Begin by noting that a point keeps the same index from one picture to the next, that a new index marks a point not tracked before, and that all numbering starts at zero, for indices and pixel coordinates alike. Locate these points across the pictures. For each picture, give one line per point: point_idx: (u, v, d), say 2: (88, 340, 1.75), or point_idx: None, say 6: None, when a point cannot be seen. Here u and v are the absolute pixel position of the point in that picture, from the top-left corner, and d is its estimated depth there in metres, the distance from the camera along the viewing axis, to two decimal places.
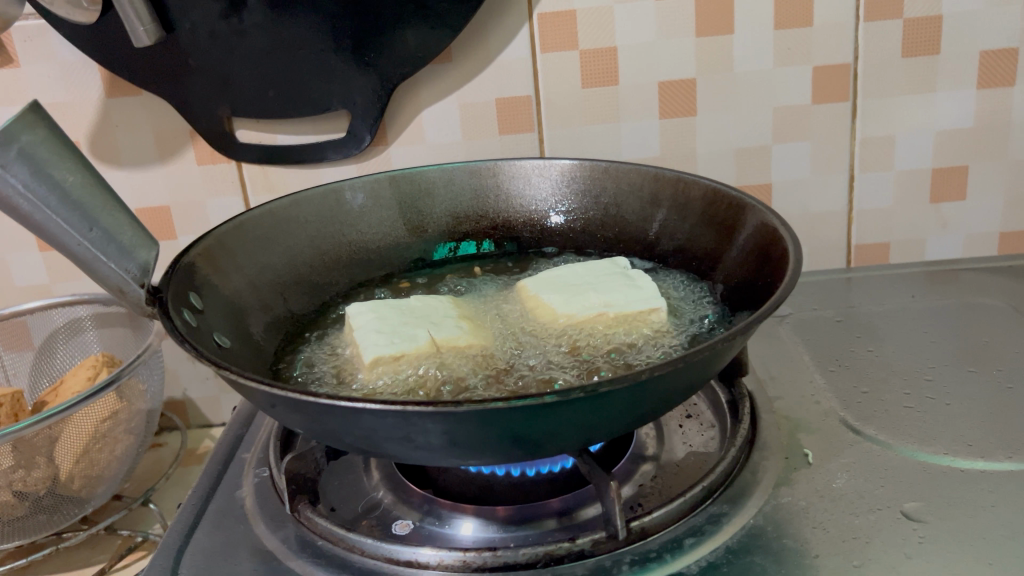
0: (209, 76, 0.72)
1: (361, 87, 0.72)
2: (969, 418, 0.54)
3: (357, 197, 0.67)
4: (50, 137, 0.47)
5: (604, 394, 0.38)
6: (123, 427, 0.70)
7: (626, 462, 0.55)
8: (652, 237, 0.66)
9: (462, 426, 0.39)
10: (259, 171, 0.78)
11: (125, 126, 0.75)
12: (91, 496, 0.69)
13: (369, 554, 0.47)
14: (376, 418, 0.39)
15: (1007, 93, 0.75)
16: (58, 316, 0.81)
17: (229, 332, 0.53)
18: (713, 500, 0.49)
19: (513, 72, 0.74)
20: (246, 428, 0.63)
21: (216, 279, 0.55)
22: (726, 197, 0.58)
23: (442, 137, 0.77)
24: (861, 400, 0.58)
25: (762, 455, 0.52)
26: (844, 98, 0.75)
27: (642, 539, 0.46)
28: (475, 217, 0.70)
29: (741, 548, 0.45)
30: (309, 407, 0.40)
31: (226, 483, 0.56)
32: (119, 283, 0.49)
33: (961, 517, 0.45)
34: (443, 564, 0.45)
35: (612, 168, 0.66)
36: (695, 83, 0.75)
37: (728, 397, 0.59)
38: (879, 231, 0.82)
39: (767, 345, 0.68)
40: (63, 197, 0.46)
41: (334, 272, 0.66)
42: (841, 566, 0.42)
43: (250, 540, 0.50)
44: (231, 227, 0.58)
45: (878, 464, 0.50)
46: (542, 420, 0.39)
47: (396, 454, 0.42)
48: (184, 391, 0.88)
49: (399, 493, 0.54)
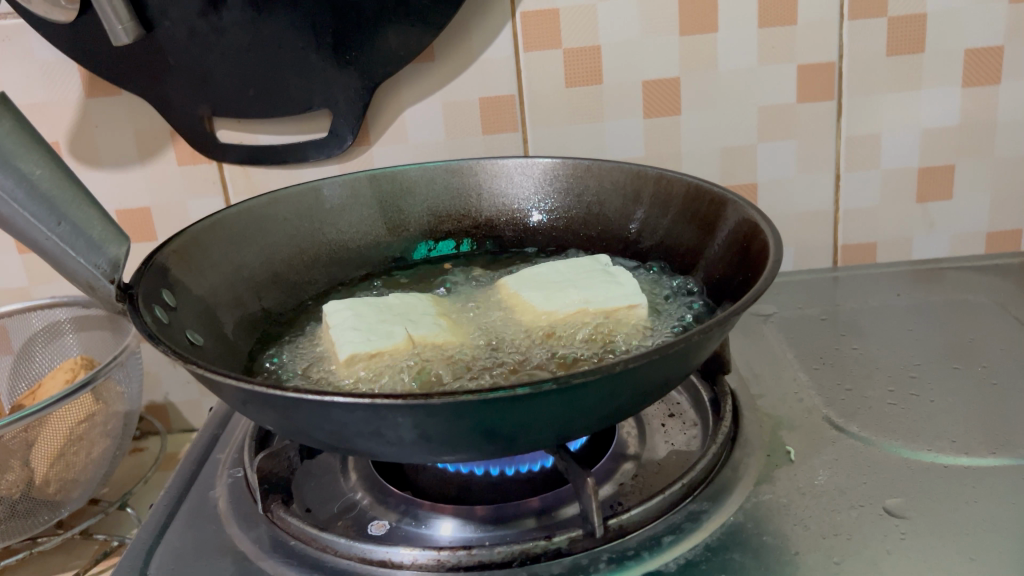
0: (188, 75, 0.71)
1: (342, 86, 0.72)
2: (953, 414, 0.54)
3: (336, 196, 0.66)
4: (18, 130, 0.46)
5: (577, 386, 0.37)
6: (100, 430, 0.69)
7: (607, 461, 0.54)
8: (634, 235, 0.65)
9: (433, 420, 0.38)
10: (240, 172, 0.77)
11: (104, 127, 0.75)
12: (67, 500, 0.68)
13: (342, 554, 0.46)
14: (345, 412, 0.38)
15: (993, 92, 0.75)
16: (36, 319, 0.80)
17: (203, 330, 0.53)
18: (693, 497, 0.48)
19: (496, 71, 0.73)
20: (221, 429, 0.62)
21: (189, 276, 0.54)
22: (708, 192, 0.58)
23: (425, 137, 0.76)
24: (845, 397, 0.57)
25: (744, 453, 0.52)
26: (830, 97, 0.75)
27: (621, 537, 0.45)
28: (456, 216, 0.69)
29: (721, 545, 0.44)
30: (277, 402, 0.39)
31: (200, 484, 0.55)
32: (89, 279, 0.48)
33: (943, 512, 0.44)
34: (417, 563, 0.44)
35: (595, 166, 0.65)
36: (680, 83, 0.74)
37: (711, 395, 0.58)
38: (866, 231, 0.81)
39: (751, 344, 0.67)
40: (31, 191, 0.45)
41: (313, 270, 0.65)
42: (821, 563, 0.41)
43: (221, 541, 0.49)
44: (206, 224, 0.57)
45: (860, 460, 0.49)
46: (517, 413, 0.38)
47: (368, 450, 0.41)
48: (165, 395, 0.87)
49: (376, 493, 0.53)
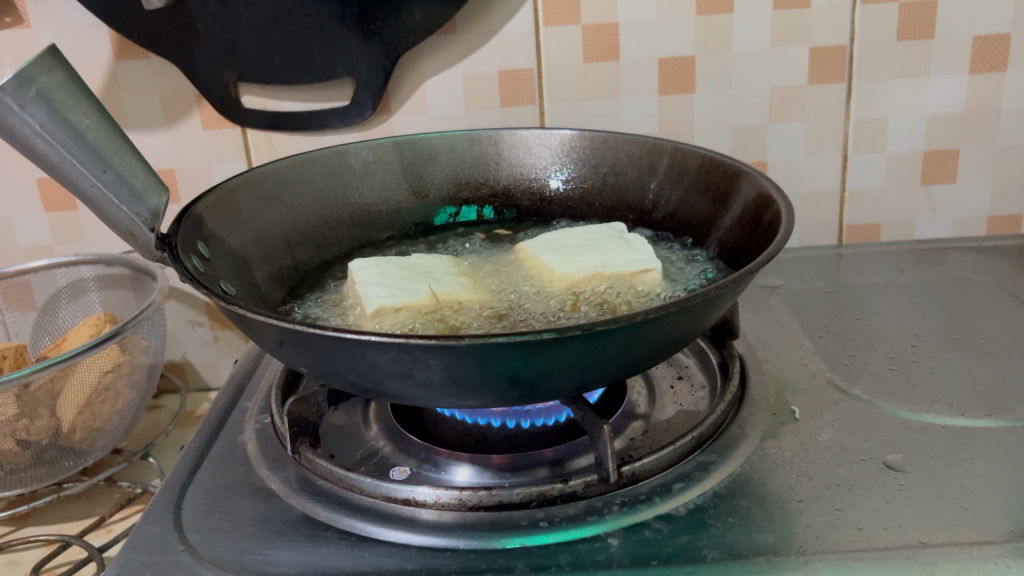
0: (216, 41, 0.73)
1: (365, 56, 0.74)
2: (951, 380, 0.56)
3: (361, 160, 0.68)
4: (67, 81, 0.48)
5: (599, 335, 0.40)
6: (126, 381, 0.71)
7: (618, 418, 0.56)
8: (650, 204, 0.67)
9: (463, 363, 0.40)
10: (264, 137, 0.79)
11: (132, 90, 0.77)
12: (92, 449, 0.70)
13: (368, 493, 0.48)
14: (380, 352, 0.40)
15: (999, 79, 0.77)
16: (61, 277, 0.82)
17: (236, 282, 0.55)
18: (702, 450, 0.50)
19: (516, 45, 0.75)
20: (247, 379, 0.65)
21: (223, 231, 0.56)
22: (721, 165, 0.59)
23: (445, 109, 0.78)
24: (848, 363, 0.59)
25: (751, 412, 0.54)
26: (840, 79, 0.77)
27: (633, 483, 0.47)
28: (475, 184, 0.71)
29: (728, 493, 0.46)
30: (315, 342, 0.41)
31: (229, 428, 0.57)
32: (130, 227, 0.49)
33: (938, 467, 0.47)
34: (440, 502, 0.47)
35: (611, 138, 0.67)
36: (694, 60, 0.76)
37: (719, 358, 0.61)
38: (870, 211, 0.83)
39: (758, 313, 0.69)
40: (79, 139, 0.48)
41: (337, 231, 0.67)
42: (823, 509, 0.44)
43: (252, 480, 0.51)
44: (238, 181, 0.59)
45: (862, 420, 0.52)
46: (543, 359, 0.40)
47: (398, 393, 0.44)
48: (183, 354, 0.89)
49: (397, 442, 0.56)
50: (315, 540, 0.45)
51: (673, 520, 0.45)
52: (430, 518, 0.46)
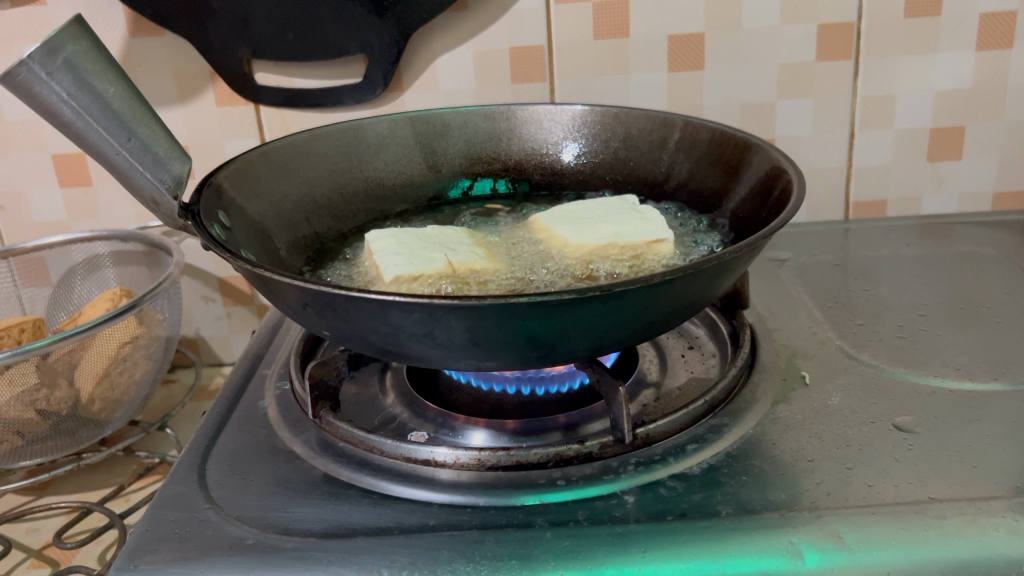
0: (230, 17, 0.73)
1: (378, 33, 0.74)
2: (959, 347, 0.57)
3: (376, 134, 0.69)
4: (92, 49, 0.48)
5: (617, 296, 0.40)
6: (144, 352, 0.72)
7: (630, 385, 0.57)
8: (661, 176, 0.68)
9: (483, 323, 0.41)
10: (277, 114, 0.80)
11: (147, 66, 0.77)
12: (110, 419, 0.71)
13: (388, 454, 0.49)
14: (403, 313, 0.41)
15: (1005, 56, 0.77)
16: (76, 252, 0.83)
17: (257, 251, 0.56)
18: (714, 413, 0.51)
19: (528, 21, 0.76)
20: (266, 348, 0.66)
21: (243, 200, 0.57)
22: (733, 137, 0.60)
23: (456, 86, 0.79)
24: (857, 332, 0.60)
25: (762, 377, 0.55)
26: (848, 56, 0.78)
27: (647, 445, 0.48)
28: (487, 159, 0.72)
29: (740, 454, 0.47)
30: (338, 304, 0.42)
31: (248, 395, 0.59)
32: (153, 194, 0.50)
33: (947, 428, 0.48)
34: (458, 462, 0.48)
35: (622, 113, 0.68)
36: (703, 38, 0.77)
37: (729, 328, 0.62)
38: (877, 187, 0.84)
39: (767, 285, 0.71)
40: (104, 107, 0.48)
41: (352, 204, 0.68)
42: (835, 468, 0.45)
43: (273, 443, 0.52)
44: (256, 153, 0.60)
45: (871, 385, 0.53)
46: (562, 320, 0.41)
47: (419, 354, 0.45)
48: (196, 329, 0.90)
49: (414, 409, 0.57)
50: (337, 499, 0.46)
51: (688, 478, 0.46)
52: (450, 477, 0.47)
